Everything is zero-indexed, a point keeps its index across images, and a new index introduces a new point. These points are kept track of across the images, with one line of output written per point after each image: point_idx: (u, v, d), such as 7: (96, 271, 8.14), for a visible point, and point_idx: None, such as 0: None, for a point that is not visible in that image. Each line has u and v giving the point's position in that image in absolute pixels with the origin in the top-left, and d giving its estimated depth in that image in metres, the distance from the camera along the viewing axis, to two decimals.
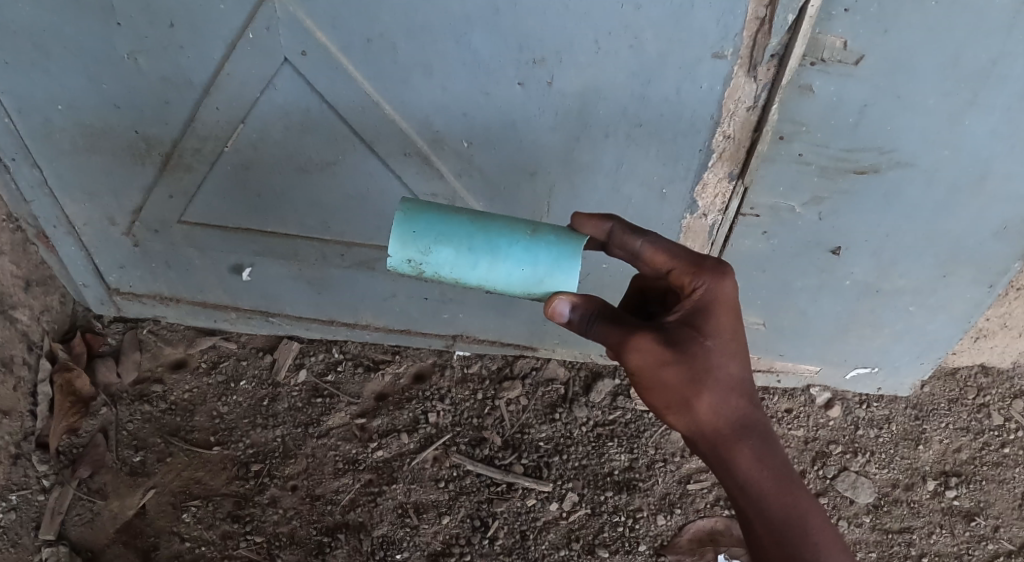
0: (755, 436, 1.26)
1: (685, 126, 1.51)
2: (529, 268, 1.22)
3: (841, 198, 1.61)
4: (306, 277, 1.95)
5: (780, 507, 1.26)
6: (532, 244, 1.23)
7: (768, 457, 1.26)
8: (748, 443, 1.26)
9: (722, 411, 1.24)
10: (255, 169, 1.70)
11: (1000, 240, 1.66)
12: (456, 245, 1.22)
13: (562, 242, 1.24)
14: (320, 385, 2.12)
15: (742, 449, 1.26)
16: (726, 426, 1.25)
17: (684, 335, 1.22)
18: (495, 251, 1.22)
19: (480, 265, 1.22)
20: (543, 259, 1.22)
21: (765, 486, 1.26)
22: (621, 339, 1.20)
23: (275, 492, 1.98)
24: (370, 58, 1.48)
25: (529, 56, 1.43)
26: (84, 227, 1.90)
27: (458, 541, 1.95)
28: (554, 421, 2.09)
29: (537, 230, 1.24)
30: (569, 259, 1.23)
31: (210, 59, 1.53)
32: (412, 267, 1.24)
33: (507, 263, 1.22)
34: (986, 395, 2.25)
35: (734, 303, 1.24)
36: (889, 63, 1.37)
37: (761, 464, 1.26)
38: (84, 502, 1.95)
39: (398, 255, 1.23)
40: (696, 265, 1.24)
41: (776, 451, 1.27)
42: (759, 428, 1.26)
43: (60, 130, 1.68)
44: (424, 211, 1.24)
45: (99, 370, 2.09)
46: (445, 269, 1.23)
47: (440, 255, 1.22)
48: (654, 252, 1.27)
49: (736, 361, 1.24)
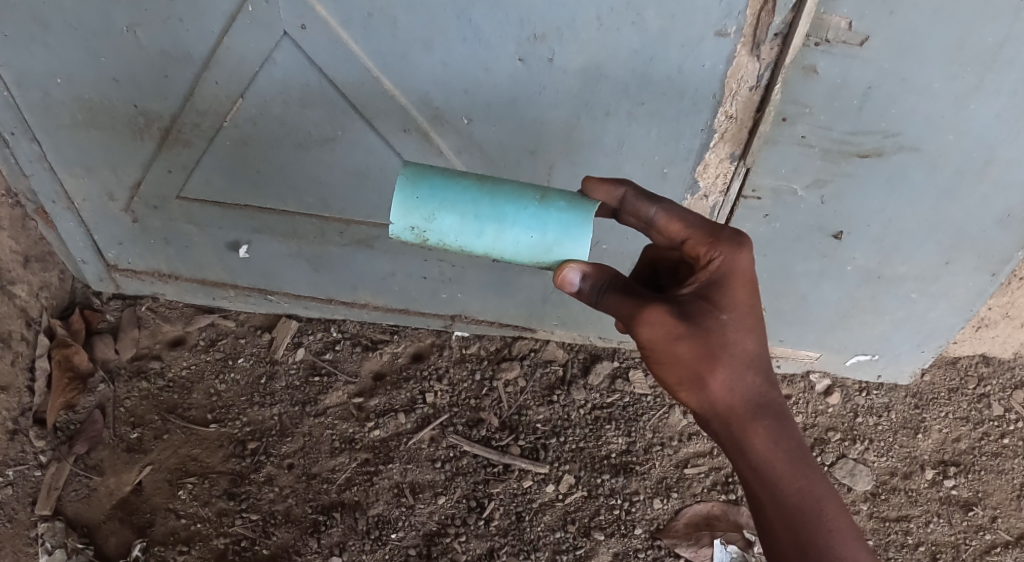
0: (770, 416, 1.27)
1: (686, 104, 1.49)
2: (537, 236, 1.21)
3: (843, 181, 1.59)
4: (305, 255, 1.94)
5: (794, 491, 1.28)
6: (541, 211, 1.21)
7: (783, 439, 1.28)
8: (762, 423, 1.27)
9: (736, 389, 1.25)
10: (253, 144, 1.69)
11: (1003, 227, 1.65)
12: (461, 212, 1.20)
13: (572, 208, 1.22)
14: (318, 363, 2.11)
15: (757, 429, 1.27)
16: (741, 405, 1.26)
17: (698, 309, 1.22)
18: (503, 219, 1.20)
19: (486, 232, 1.21)
20: (551, 226, 1.21)
21: (778, 467, 1.28)
22: (633, 311, 1.21)
23: (272, 470, 1.98)
24: (371, 34, 1.47)
25: (530, 32, 1.42)
26: (83, 202, 1.89)
27: (454, 521, 1.95)
28: (552, 403, 2.08)
29: (546, 195, 1.22)
30: (579, 226, 1.21)
31: (210, 33, 1.52)
32: (415, 234, 1.22)
33: (514, 231, 1.20)
34: (986, 385, 2.23)
35: (751, 277, 1.23)
36: (894, 45, 1.36)
37: (775, 445, 1.27)
38: (81, 478, 1.96)
39: (400, 223, 1.21)
40: (712, 236, 1.22)
41: (792, 433, 1.28)
42: (773, 409, 1.27)
43: (59, 105, 1.68)
44: (427, 176, 1.21)
45: (97, 347, 2.08)
46: (449, 237, 1.21)
47: (444, 222, 1.20)
48: (668, 220, 1.25)
49: (752, 338, 1.23)
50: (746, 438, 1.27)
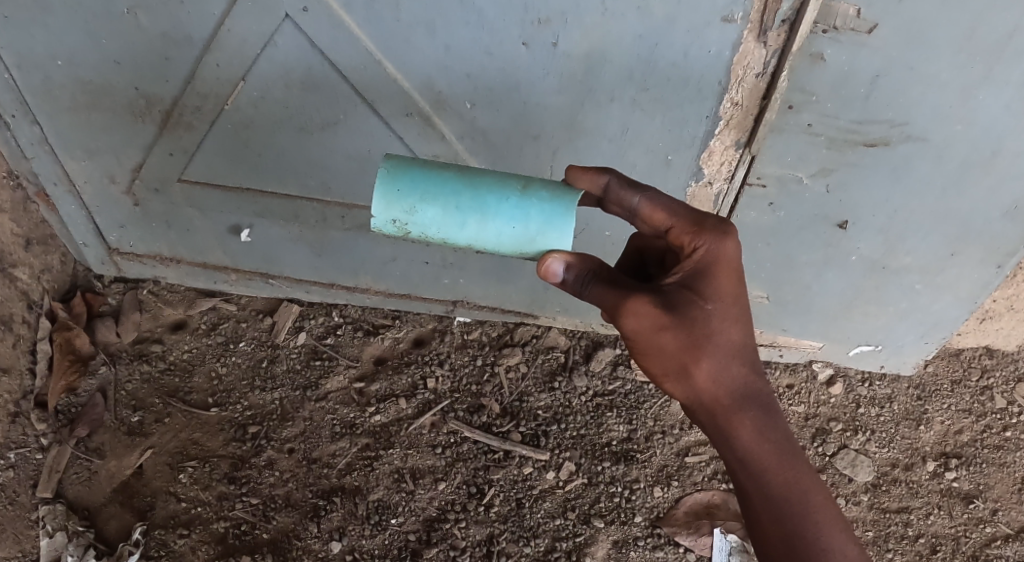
0: (756, 406, 1.26)
1: (692, 91, 1.48)
2: (520, 227, 1.20)
3: (849, 170, 1.58)
4: (306, 239, 1.93)
5: (780, 481, 1.27)
6: (523, 201, 1.20)
7: (769, 429, 1.27)
8: (748, 413, 1.26)
9: (722, 379, 1.24)
10: (254, 128, 1.69)
11: (1009, 219, 1.63)
12: (443, 204, 1.20)
13: (554, 197, 1.21)
14: (319, 347, 2.10)
15: (742, 420, 1.26)
16: (726, 396, 1.25)
17: (683, 299, 1.21)
18: (485, 210, 1.19)
19: (469, 224, 1.20)
20: (534, 217, 1.20)
21: (764, 459, 1.27)
22: (617, 302, 1.19)
23: (273, 454, 1.99)
24: (373, 17, 1.46)
25: (533, 16, 1.41)
26: (84, 185, 1.88)
27: (454, 507, 1.96)
28: (553, 389, 2.07)
29: (529, 186, 1.21)
30: (562, 216, 1.20)
31: (211, 15, 1.51)
32: (397, 227, 1.22)
33: (496, 221, 1.20)
34: (989, 377, 2.21)
35: (736, 266, 1.23)
36: (902, 32, 1.34)
37: (762, 437, 1.27)
38: (81, 461, 1.98)
39: (383, 217, 1.21)
40: (697, 224, 1.21)
41: (777, 423, 1.28)
42: (760, 399, 1.26)
43: (59, 87, 1.67)
44: (409, 168, 1.21)
45: (99, 330, 2.08)
46: (431, 229, 1.21)
47: (426, 214, 1.20)
48: (652, 208, 1.22)
49: (737, 327, 1.23)
50: (732, 429, 1.27)
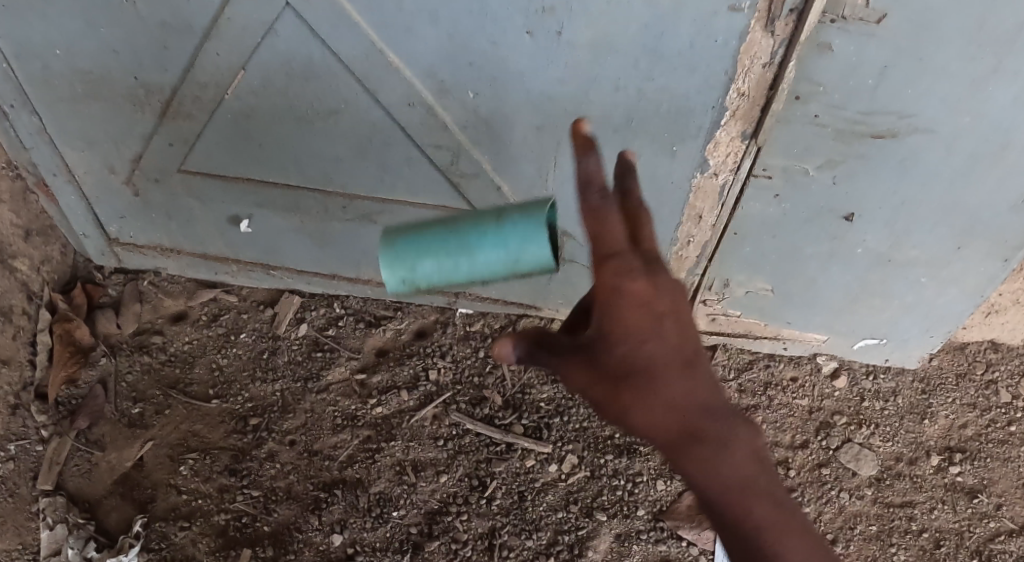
0: (704, 427, 1.05)
1: (698, 81, 1.46)
2: (505, 254, 1.17)
3: (855, 162, 1.57)
4: (308, 230, 1.91)
5: (746, 519, 1.04)
6: (500, 228, 1.17)
7: (722, 454, 1.04)
8: (698, 432, 1.04)
9: (660, 387, 1.05)
10: (256, 118, 1.67)
11: (1017, 213, 1.61)
12: (434, 256, 1.20)
13: (529, 215, 1.16)
14: (321, 339, 2.09)
15: (692, 440, 1.04)
16: (665, 410, 1.05)
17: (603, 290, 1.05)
18: (469, 248, 1.18)
19: (461, 266, 1.19)
20: (513, 239, 1.16)
21: (722, 491, 1.04)
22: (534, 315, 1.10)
23: (273, 447, 1.98)
24: (374, 5, 1.43)
25: (538, 4, 1.38)
26: (84, 175, 1.87)
27: (455, 500, 1.95)
28: (556, 382, 2.05)
29: (503, 212, 1.18)
30: (538, 231, 1.15)
31: (210, 4, 1.48)
32: (407, 287, 1.24)
33: (483, 258, 1.18)
34: (994, 371, 2.19)
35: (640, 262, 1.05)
36: (912, 23, 1.32)
37: (721, 462, 1.04)
38: (82, 453, 1.98)
39: (391, 281, 1.23)
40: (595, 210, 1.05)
41: (728, 446, 1.04)
42: (709, 415, 1.05)
43: (58, 77, 1.66)
44: (402, 233, 1.23)
45: (99, 321, 2.07)
46: (435, 280, 1.21)
47: (425, 269, 1.21)
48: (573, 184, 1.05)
49: (670, 327, 1.06)
50: (677, 450, 1.06)
